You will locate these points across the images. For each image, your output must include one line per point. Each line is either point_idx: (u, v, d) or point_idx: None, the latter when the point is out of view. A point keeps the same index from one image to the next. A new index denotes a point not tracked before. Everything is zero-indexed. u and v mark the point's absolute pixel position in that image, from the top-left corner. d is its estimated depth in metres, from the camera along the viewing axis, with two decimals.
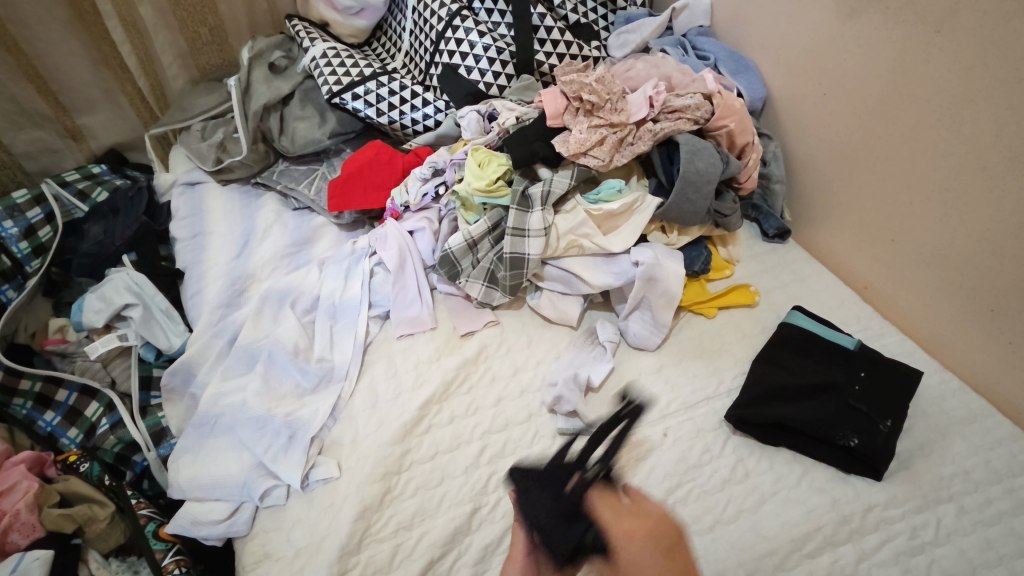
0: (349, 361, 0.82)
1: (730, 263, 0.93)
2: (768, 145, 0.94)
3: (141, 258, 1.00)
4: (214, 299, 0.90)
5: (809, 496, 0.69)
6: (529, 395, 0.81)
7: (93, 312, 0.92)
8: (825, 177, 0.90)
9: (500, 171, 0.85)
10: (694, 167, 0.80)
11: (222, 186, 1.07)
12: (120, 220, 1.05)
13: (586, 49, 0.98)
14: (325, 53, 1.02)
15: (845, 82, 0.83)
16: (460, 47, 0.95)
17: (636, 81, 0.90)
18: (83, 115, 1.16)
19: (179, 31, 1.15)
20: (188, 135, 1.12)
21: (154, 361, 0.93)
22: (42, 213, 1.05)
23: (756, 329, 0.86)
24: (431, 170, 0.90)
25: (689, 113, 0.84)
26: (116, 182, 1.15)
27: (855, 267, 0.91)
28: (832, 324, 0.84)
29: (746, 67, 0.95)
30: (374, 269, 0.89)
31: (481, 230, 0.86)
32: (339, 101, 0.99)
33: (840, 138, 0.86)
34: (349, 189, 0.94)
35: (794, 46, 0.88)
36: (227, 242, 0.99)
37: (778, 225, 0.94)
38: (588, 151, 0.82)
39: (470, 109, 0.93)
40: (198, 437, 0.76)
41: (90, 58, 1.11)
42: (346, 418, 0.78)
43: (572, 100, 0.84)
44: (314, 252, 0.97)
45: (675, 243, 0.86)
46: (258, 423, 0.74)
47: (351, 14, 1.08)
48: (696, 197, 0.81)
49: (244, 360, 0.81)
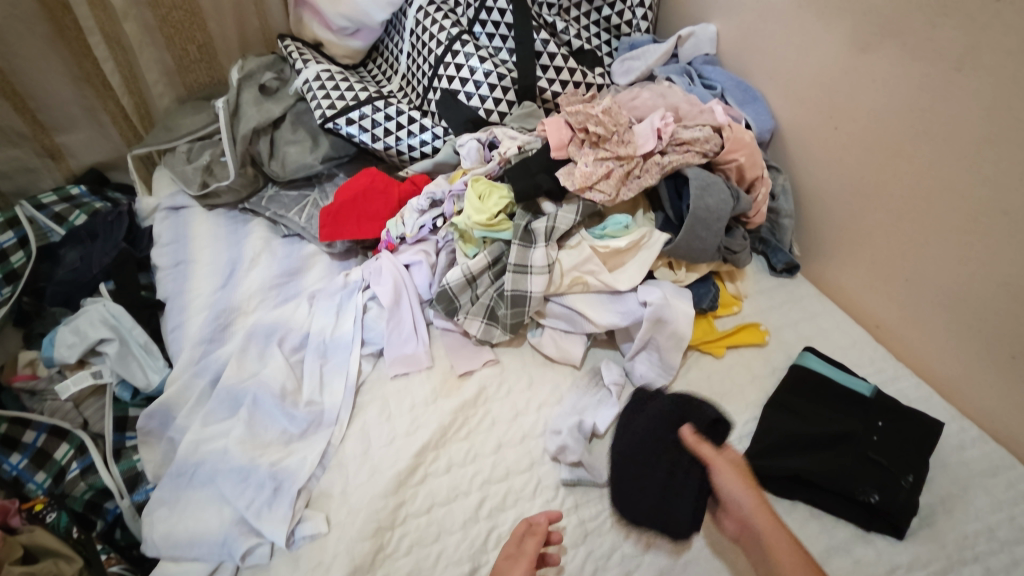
0: (340, 404, 0.77)
1: (738, 299, 0.90)
2: (776, 179, 0.92)
3: (119, 288, 0.94)
4: (196, 334, 0.85)
5: (828, 556, 0.65)
6: (531, 441, 0.77)
7: (65, 346, 0.86)
8: (835, 212, 0.88)
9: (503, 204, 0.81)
10: (704, 204, 0.77)
11: (208, 210, 1.03)
12: (98, 246, 0.99)
13: (590, 76, 0.95)
14: (318, 75, 0.98)
15: (857, 116, 0.80)
16: (460, 72, 0.91)
17: (642, 111, 0.87)
18: (62, 134, 1.11)
19: (166, 48, 1.11)
20: (173, 157, 1.07)
21: (131, 400, 0.88)
22: (14, 237, 0.99)
23: (767, 370, 0.83)
24: (428, 201, 0.86)
25: (698, 146, 0.81)
26: (95, 205, 1.10)
27: (867, 304, 0.88)
28: (846, 366, 0.81)
29: (754, 98, 0.93)
30: (368, 304, 0.84)
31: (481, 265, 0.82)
32: (333, 126, 0.95)
33: (852, 174, 0.83)
34: (342, 218, 0.89)
35: (803, 77, 0.86)
36: (212, 271, 0.94)
37: (786, 259, 0.92)
38: (594, 185, 0.78)
39: (470, 137, 0.89)
40: (176, 488, 0.71)
41: (71, 75, 1.06)
42: (336, 467, 0.73)
43: (577, 131, 0.81)
44: (304, 284, 0.92)
45: (684, 280, 0.82)
46: (241, 474, 0.69)
47: (346, 35, 1.05)
48: (706, 234, 0.77)
49: (227, 403, 0.75)
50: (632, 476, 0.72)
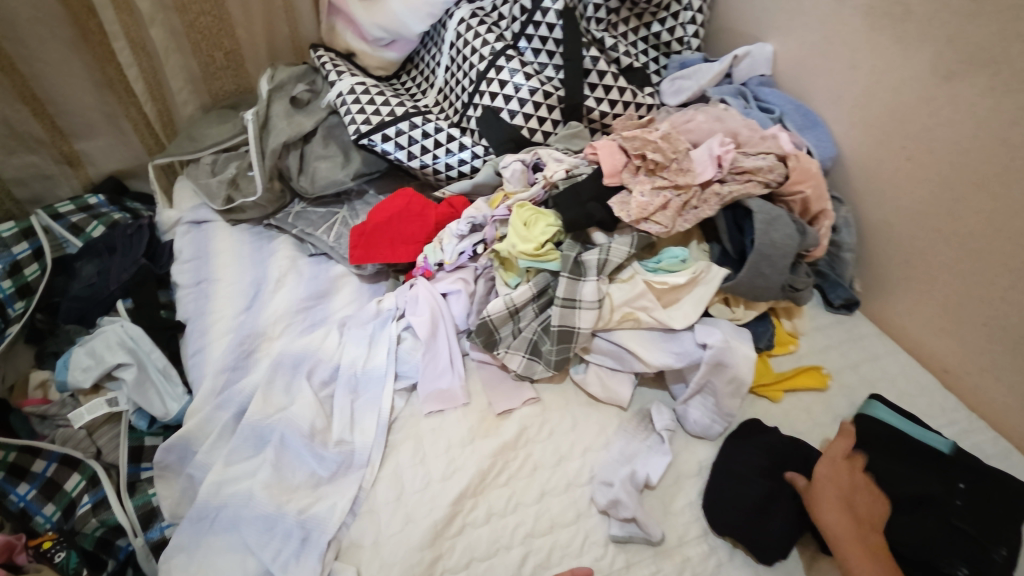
0: (371, 444, 0.71)
1: (794, 337, 0.84)
2: (838, 210, 0.86)
3: (138, 305, 0.89)
4: (219, 361, 0.80)
5: None
6: (577, 489, 0.71)
7: (80, 370, 0.81)
8: (903, 248, 0.82)
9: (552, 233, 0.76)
10: (770, 239, 0.71)
11: (232, 225, 0.98)
12: (116, 260, 0.95)
13: (640, 96, 0.90)
14: (353, 88, 0.93)
15: (935, 149, 0.74)
16: (504, 89, 0.86)
17: (699, 135, 0.81)
18: (81, 140, 1.06)
19: (192, 55, 1.06)
20: (197, 168, 1.03)
21: (147, 429, 0.83)
22: (29, 248, 0.95)
23: (829, 417, 0.77)
24: (469, 226, 0.80)
25: (760, 176, 0.75)
26: (114, 216, 1.05)
27: (934, 348, 0.82)
28: (917, 418, 0.75)
29: (814, 122, 0.87)
30: (402, 334, 0.79)
31: (525, 296, 0.77)
32: (367, 142, 0.90)
33: (925, 209, 0.77)
34: (375, 241, 0.85)
35: (873, 104, 0.80)
36: (236, 292, 0.89)
37: (845, 295, 0.86)
38: (650, 216, 0.73)
39: (513, 158, 0.83)
40: (196, 534, 0.66)
41: (93, 81, 1.02)
42: (367, 514, 0.68)
43: (633, 157, 0.76)
44: (332, 308, 0.87)
45: (742, 317, 0.77)
46: (266, 522, 0.64)
47: (382, 45, 1.00)
48: (770, 272, 0.72)
49: (252, 441, 0.70)
50: (729, 493, 0.68)
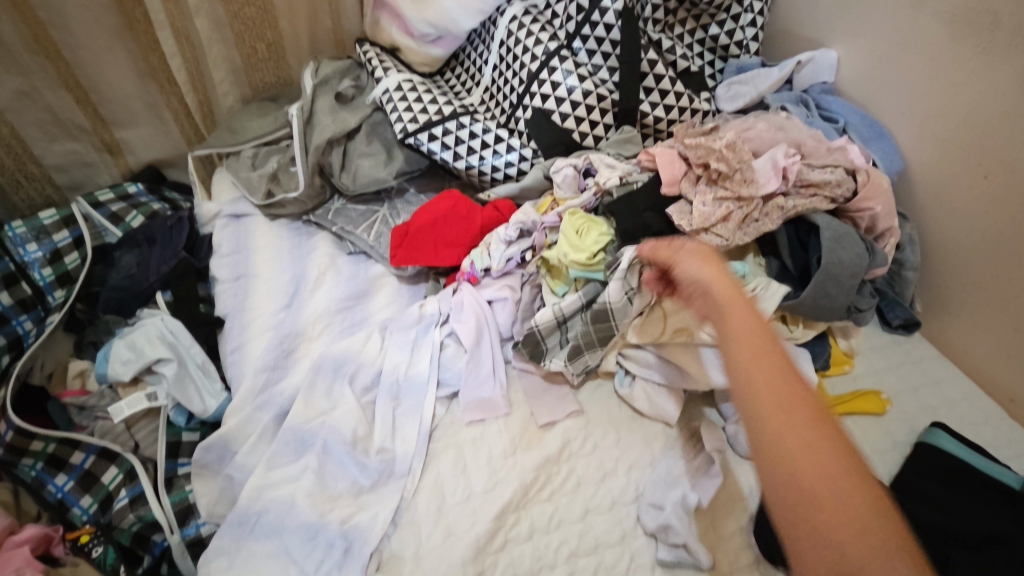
0: (412, 453, 0.70)
1: (849, 357, 0.81)
2: (902, 226, 0.82)
3: (177, 298, 0.89)
4: (260, 360, 0.79)
5: None
6: (622, 508, 0.69)
7: (120, 362, 0.81)
8: (971, 269, 0.78)
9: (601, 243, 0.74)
10: (837, 258, 0.68)
11: (271, 220, 0.97)
12: (156, 252, 0.94)
13: (696, 101, 0.87)
14: (399, 85, 0.91)
15: (1015, 167, 0.70)
16: (556, 90, 0.83)
17: (760, 144, 0.78)
18: (122, 129, 1.05)
19: (235, 46, 1.05)
20: (237, 162, 1.02)
21: (184, 425, 0.82)
22: (70, 236, 0.94)
23: (888, 444, 0.73)
24: (517, 231, 0.78)
25: (827, 190, 0.73)
26: (153, 206, 1.05)
27: (1000, 376, 0.78)
28: (983, 449, 0.71)
29: (880, 134, 0.83)
30: (445, 341, 0.77)
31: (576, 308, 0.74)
32: (413, 141, 0.88)
33: (999, 230, 0.73)
34: (420, 242, 0.83)
35: (946, 117, 0.76)
36: (275, 289, 0.88)
37: (905, 316, 0.82)
38: (710, 229, 0.70)
39: (565, 162, 0.80)
40: (236, 538, 0.65)
41: (136, 69, 1.01)
42: (408, 524, 0.66)
43: (695, 166, 0.74)
44: (371, 309, 0.86)
45: (799, 337, 0.74)
46: (309, 531, 0.63)
47: (428, 41, 0.98)
48: (837, 292, 0.69)
49: (293, 445, 0.69)
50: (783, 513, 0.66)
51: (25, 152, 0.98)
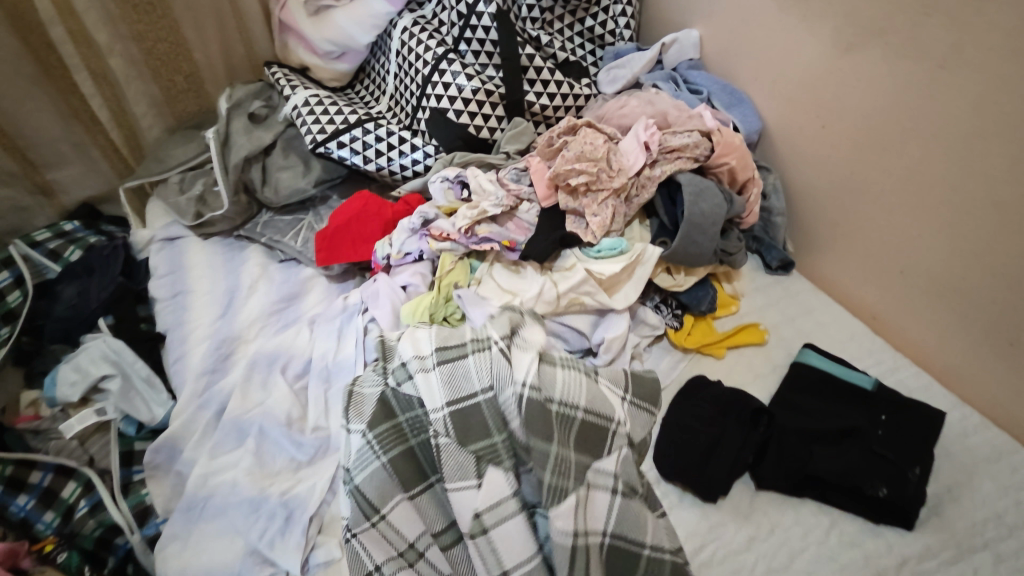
0: (346, 429, 0.76)
1: (735, 298, 0.91)
2: (767, 178, 0.93)
3: (119, 321, 0.94)
4: (199, 365, 0.85)
5: (840, 552, 0.66)
6: None
7: (68, 385, 0.86)
8: (828, 208, 0.88)
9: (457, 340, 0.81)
10: (699, 209, 0.78)
11: (203, 239, 1.03)
12: (95, 280, 0.99)
13: (577, 86, 0.97)
14: (306, 100, 0.98)
15: (843, 115, 0.81)
16: (448, 90, 0.92)
17: (630, 120, 0.88)
18: (52, 170, 1.09)
19: (153, 81, 1.12)
20: (165, 188, 1.07)
21: (136, 434, 0.87)
22: (10, 276, 0.99)
23: (768, 368, 0.83)
24: (421, 221, 0.85)
25: (688, 152, 0.82)
26: (90, 240, 1.08)
27: (863, 298, 0.88)
28: (845, 360, 0.81)
29: (740, 100, 0.94)
30: (368, 326, 0.83)
31: None
32: (324, 150, 0.95)
33: (842, 170, 0.84)
34: (338, 243, 0.90)
35: (788, 78, 0.87)
36: (212, 300, 0.94)
37: (780, 257, 0.93)
38: (610, 227, 0.81)
39: (437, 177, 0.89)
40: (187, 522, 0.71)
41: (58, 112, 1.05)
42: (346, 491, 0.73)
43: (561, 183, 0.82)
44: (303, 308, 0.92)
45: (682, 284, 0.84)
46: (252, 505, 0.69)
47: (333, 58, 1.05)
48: (702, 239, 0.78)
49: (234, 434, 0.76)
50: (674, 443, 0.74)
51: None
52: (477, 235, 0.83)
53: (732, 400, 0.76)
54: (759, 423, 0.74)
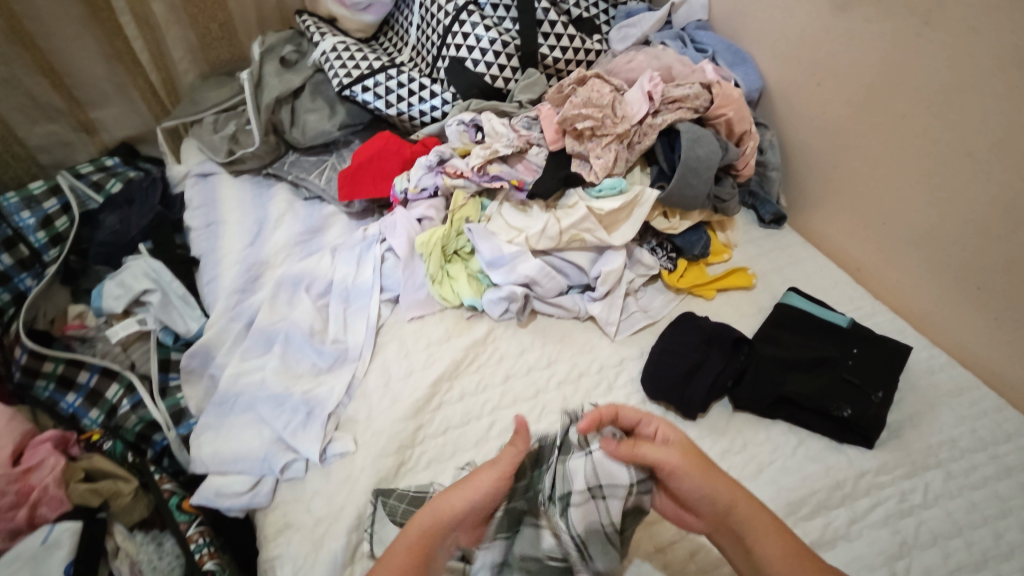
0: (362, 343, 0.84)
1: (728, 247, 0.97)
2: (764, 134, 0.98)
3: (157, 246, 1.02)
4: (230, 284, 0.93)
5: (804, 464, 0.73)
6: (536, 372, 0.83)
7: (113, 298, 0.95)
8: (819, 163, 0.93)
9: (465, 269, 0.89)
10: (694, 154, 0.85)
11: (234, 177, 1.10)
12: (135, 210, 1.07)
13: (588, 42, 1.02)
14: (334, 47, 1.05)
15: (837, 72, 0.86)
16: (467, 40, 0.98)
17: (636, 73, 0.94)
18: (95, 109, 1.17)
19: (189, 27, 1.18)
20: (200, 128, 1.15)
21: (172, 345, 0.96)
22: (58, 203, 1.07)
23: (753, 309, 0.90)
24: (437, 159, 0.93)
25: (689, 103, 0.88)
26: (129, 174, 1.16)
27: (848, 251, 0.94)
28: (825, 303, 0.88)
29: (743, 59, 0.99)
30: (385, 255, 0.91)
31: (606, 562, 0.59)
32: (349, 93, 1.02)
33: (833, 126, 0.89)
34: (359, 179, 0.97)
35: (788, 38, 0.92)
36: (242, 230, 1.02)
37: (773, 211, 0.98)
38: (612, 170, 0.87)
39: (454, 119, 0.95)
40: (219, 415, 0.79)
41: (103, 53, 1.12)
42: (360, 396, 0.81)
43: (568, 128, 0.88)
44: (325, 240, 0.99)
45: (676, 227, 0.91)
46: (277, 401, 0.78)
47: (359, 9, 1.11)
48: (697, 182, 0.85)
49: (261, 342, 0.84)
50: (660, 367, 0.80)
51: (9, 135, 1.09)
52: (489, 173, 0.90)
53: (716, 329, 0.82)
54: (739, 352, 0.80)
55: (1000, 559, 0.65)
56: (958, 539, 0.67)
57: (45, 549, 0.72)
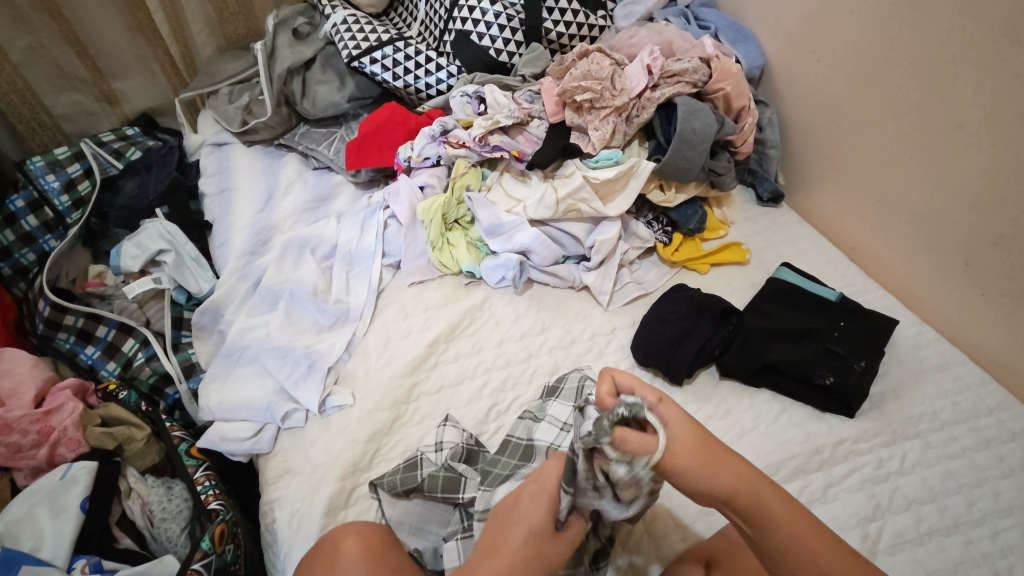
0: (363, 304, 0.88)
1: (724, 223, 0.98)
2: (764, 112, 0.99)
3: (173, 211, 1.07)
4: (241, 246, 0.97)
5: (785, 431, 0.75)
6: (530, 337, 0.85)
7: (129, 258, 1.00)
8: (816, 141, 0.94)
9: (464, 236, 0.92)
10: (691, 127, 0.86)
11: (247, 146, 1.14)
12: (153, 176, 1.11)
13: (592, 18, 1.04)
14: (345, 20, 1.08)
15: (836, 46, 0.86)
16: (473, 14, 1.00)
17: (637, 48, 0.96)
18: (117, 80, 1.21)
19: (208, 1, 1.22)
20: (216, 99, 1.19)
21: (185, 304, 1.01)
22: (81, 168, 1.11)
23: (745, 284, 0.91)
24: (440, 130, 0.96)
25: (687, 77, 0.90)
26: (148, 143, 1.21)
27: (845, 230, 0.95)
28: (817, 279, 0.89)
29: (746, 37, 0.99)
30: (388, 221, 0.95)
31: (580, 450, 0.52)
32: (358, 65, 1.05)
33: (830, 103, 0.90)
34: (366, 148, 1.00)
35: (790, 15, 0.92)
36: (253, 196, 1.06)
37: (771, 188, 0.99)
38: (609, 143, 0.89)
39: (458, 91, 0.98)
40: (226, 366, 0.84)
41: (126, 25, 1.16)
42: (359, 353, 0.84)
43: (568, 100, 0.90)
44: (332, 207, 1.03)
45: (672, 200, 0.92)
46: (280, 353, 0.82)
47: None
48: (692, 155, 0.87)
49: (267, 300, 0.89)
50: (650, 336, 0.81)
51: (37, 102, 1.14)
52: (489, 144, 0.92)
53: (707, 298, 0.83)
54: (727, 322, 0.81)
55: (972, 525, 0.67)
56: (931, 505, 0.69)
57: (63, 485, 0.75)
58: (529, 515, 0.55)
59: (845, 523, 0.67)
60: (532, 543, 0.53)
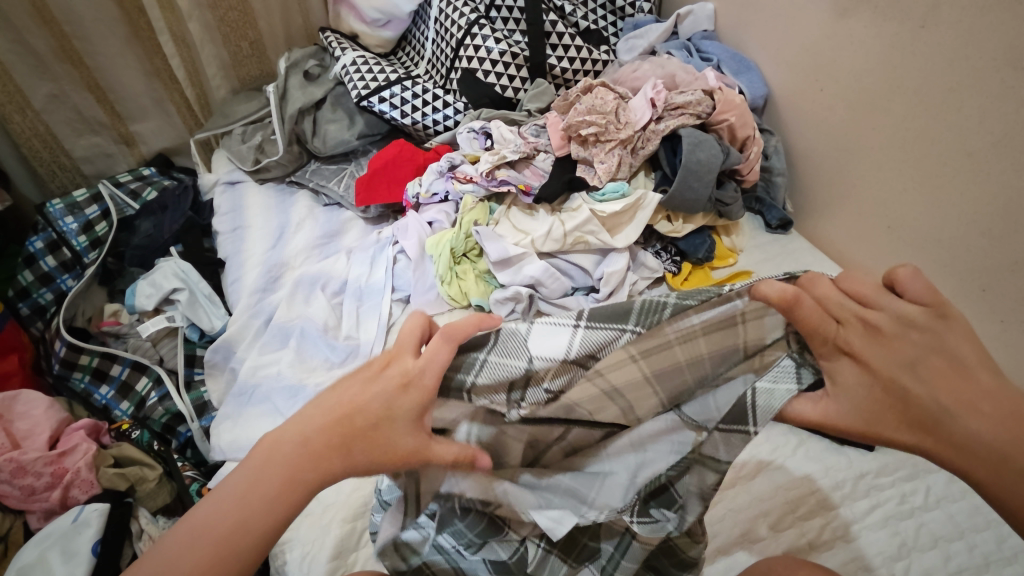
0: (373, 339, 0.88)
1: (733, 251, 0.97)
2: (769, 140, 0.99)
3: (187, 249, 1.09)
4: (252, 284, 0.98)
5: (804, 464, 0.72)
6: None
7: (145, 296, 1.01)
8: (823, 169, 0.94)
9: (472, 269, 0.91)
10: (696, 158, 0.87)
11: (260, 184, 1.16)
12: (168, 215, 1.14)
13: (595, 53, 1.06)
14: (354, 61, 1.11)
15: (840, 76, 0.87)
16: (478, 52, 1.02)
17: (640, 81, 0.98)
18: (135, 122, 1.25)
19: (223, 45, 1.25)
20: (230, 138, 1.22)
21: (198, 341, 1.02)
22: (99, 209, 1.13)
23: None
24: (448, 165, 0.97)
25: (691, 109, 0.91)
26: (164, 183, 1.22)
27: (858, 256, 0.94)
28: None
29: (748, 67, 1.01)
30: (397, 257, 0.96)
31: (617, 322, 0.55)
32: (367, 104, 1.08)
33: (837, 130, 0.90)
34: (375, 184, 1.02)
35: (791, 46, 0.94)
36: (263, 234, 1.07)
37: (780, 216, 0.98)
38: (614, 175, 0.90)
39: (466, 128, 1.00)
40: (237, 405, 0.84)
41: (144, 70, 1.20)
42: None
43: (573, 135, 0.92)
44: (342, 243, 1.04)
45: (680, 230, 0.93)
46: (291, 392, 0.82)
47: (379, 26, 1.18)
48: (698, 185, 0.87)
49: (279, 336, 0.89)
50: None
51: (58, 146, 1.18)
52: (497, 178, 0.93)
53: None
54: None
55: (1004, 563, 0.65)
56: (960, 542, 0.66)
57: (75, 528, 0.76)
58: (405, 412, 0.47)
59: (871, 563, 0.65)
60: (410, 449, 0.47)
